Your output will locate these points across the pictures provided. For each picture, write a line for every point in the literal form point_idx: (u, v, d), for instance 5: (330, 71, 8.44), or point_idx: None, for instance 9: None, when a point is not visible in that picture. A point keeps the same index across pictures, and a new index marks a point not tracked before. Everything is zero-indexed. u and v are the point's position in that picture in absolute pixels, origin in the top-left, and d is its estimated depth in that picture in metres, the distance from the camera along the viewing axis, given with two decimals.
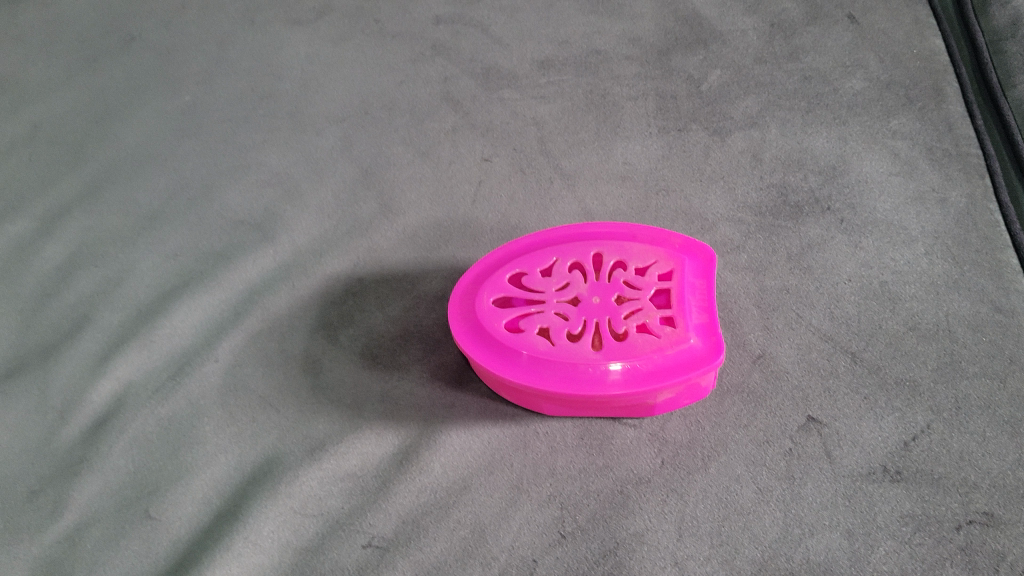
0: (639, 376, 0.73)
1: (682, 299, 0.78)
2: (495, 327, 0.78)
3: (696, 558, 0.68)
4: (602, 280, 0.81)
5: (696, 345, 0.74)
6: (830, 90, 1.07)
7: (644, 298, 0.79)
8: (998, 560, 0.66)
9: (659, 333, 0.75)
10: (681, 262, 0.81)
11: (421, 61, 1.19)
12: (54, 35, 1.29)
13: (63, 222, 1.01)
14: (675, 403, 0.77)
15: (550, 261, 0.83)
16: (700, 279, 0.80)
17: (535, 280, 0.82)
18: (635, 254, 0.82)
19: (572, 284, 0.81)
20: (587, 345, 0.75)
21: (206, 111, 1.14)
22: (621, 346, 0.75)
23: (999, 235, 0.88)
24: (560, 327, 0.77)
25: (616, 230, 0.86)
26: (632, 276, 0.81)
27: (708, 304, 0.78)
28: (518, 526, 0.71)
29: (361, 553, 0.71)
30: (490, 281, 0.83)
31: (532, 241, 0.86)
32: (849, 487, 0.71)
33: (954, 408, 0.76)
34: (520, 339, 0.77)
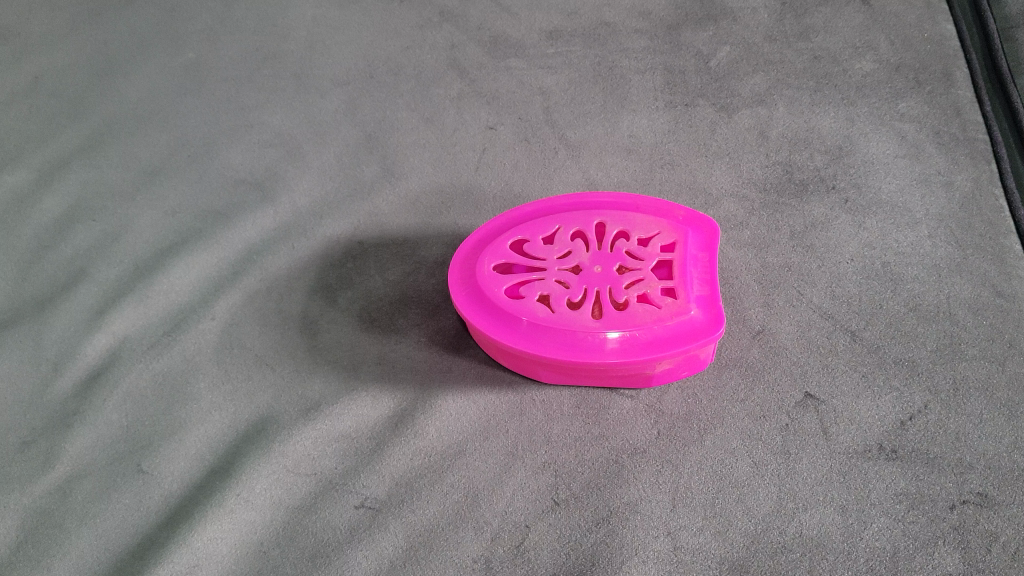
0: (638, 345, 0.72)
1: (684, 270, 0.77)
2: (495, 292, 0.78)
3: (688, 528, 0.68)
4: (605, 249, 0.81)
5: (696, 317, 0.74)
6: (840, 70, 1.07)
7: (646, 269, 0.78)
8: (990, 540, 0.66)
9: (659, 304, 0.75)
10: (684, 234, 0.81)
11: (429, 28, 1.18)
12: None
13: (62, 175, 1.00)
14: (673, 375, 0.77)
15: (552, 229, 0.83)
16: (702, 252, 0.80)
17: (537, 247, 0.81)
18: (638, 225, 0.82)
19: (574, 252, 0.81)
20: (587, 313, 0.75)
21: (210, 69, 1.13)
22: (622, 315, 0.74)
23: (1003, 220, 0.88)
24: (561, 294, 0.77)
25: (620, 201, 0.86)
26: (634, 247, 0.80)
27: (710, 276, 0.77)
28: (512, 492, 0.71)
29: (353, 514, 0.70)
30: (491, 247, 0.82)
31: (535, 210, 0.86)
32: (845, 464, 0.71)
33: (952, 389, 0.75)
34: (520, 306, 0.76)
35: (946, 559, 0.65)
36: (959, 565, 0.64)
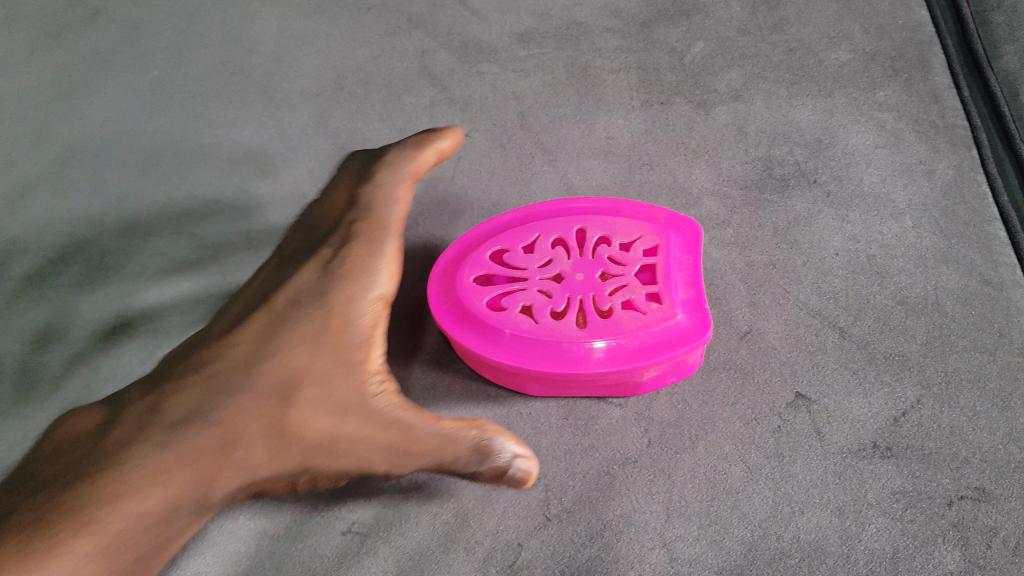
0: (623, 354, 0.71)
1: (667, 274, 0.76)
2: (476, 304, 0.76)
3: (685, 539, 0.67)
4: (586, 256, 0.79)
5: (683, 321, 0.72)
6: (815, 61, 1.05)
7: (629, 275, 0.77)
8: (991, 536, 0.66)
9: (645, 309, 0.74)
10: (667, 237, 0.79)
11: (398, 35, 1.15)
12: (17, 7, 1.20)
13: (27, 201, 0.96)
14: (661, 381, 0.76)
15: (532, 238, 0.81)
16: (686, 254, 0.79)
17: (516, 257, 0.80)
18: (619, 229, 0.81)
19: (555, 260, 0.79)
20: (571, 322, 0.73)
21: (177, 87, 1.10)
22: (607, 322, 0.73)
23: (988, 207, 0.87)
24: (544, 304, 0.75)
25: (599, 205, 0.84)
26: (616, 252, 0.79)
27: (695, 279, 0.76)
28: (503, 510, 0.70)
29: (341, 540, 0.69)
30: (469, 258, 0.80)
31: (512, 217, 0.84)
32: (840, 464, 0.71)
33: (944, 383, 0.75)
34: (503, 318, 0.75)
35: (947, 558, 0.65)
36: (960, 564, 0.64)
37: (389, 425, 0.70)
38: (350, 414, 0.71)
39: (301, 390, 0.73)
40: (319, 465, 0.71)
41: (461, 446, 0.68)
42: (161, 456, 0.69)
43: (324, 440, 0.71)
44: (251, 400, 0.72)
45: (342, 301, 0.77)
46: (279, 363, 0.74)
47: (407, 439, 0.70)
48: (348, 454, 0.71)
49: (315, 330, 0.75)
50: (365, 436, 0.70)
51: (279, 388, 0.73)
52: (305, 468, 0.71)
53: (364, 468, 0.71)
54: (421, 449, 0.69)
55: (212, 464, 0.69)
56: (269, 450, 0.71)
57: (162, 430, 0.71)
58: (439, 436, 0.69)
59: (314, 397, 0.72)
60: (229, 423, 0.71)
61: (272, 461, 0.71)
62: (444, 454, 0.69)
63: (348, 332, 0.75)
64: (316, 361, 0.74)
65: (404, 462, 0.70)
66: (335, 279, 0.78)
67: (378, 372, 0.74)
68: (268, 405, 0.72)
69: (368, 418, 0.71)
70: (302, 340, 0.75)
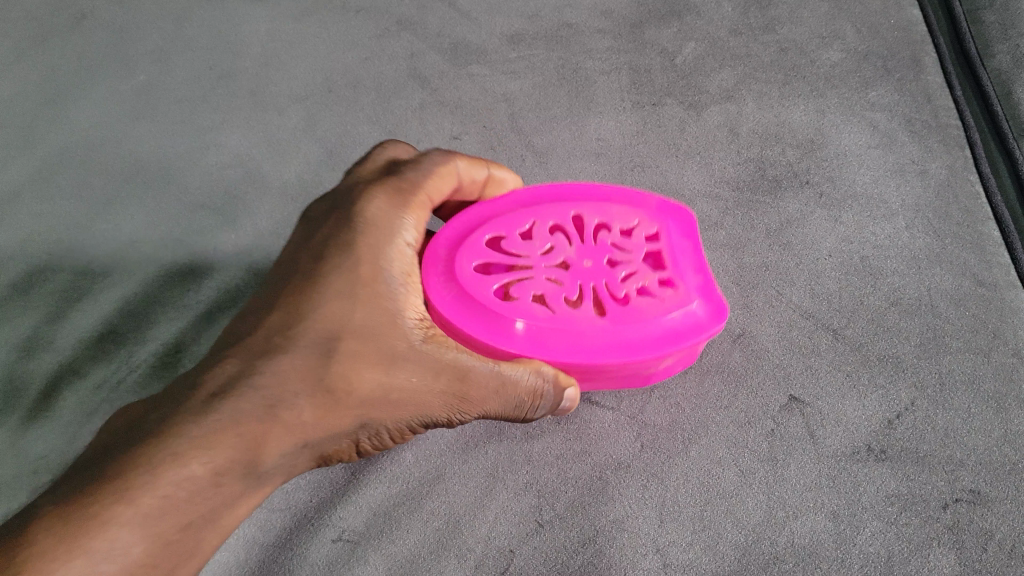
0: (647, 344, 0.67)
1: (676, 260, 0.71)
2: (482, 295, 0.68)
3: (678, 544, 0.68)
4: (586, 243, 0.73)
5: (699, 309, 0.68)
6: (807, 62, 1.02)
7: (636, 261, 0.71)
8: (985, 539, 0.66)
9: (659, 296, 0.69)
10: (667, 224, 0.74)
11: (386, 37, 1.10)
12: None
13: (12, 210, 0.95)
14: (673, 369, 0.72)
15: (526, 222, 0.73)
16: (688, 239, 0.73)
17: (514, 243, 0.72)
18: (616, 215, 0.74)
19: (557, 245, 0.72)
20: (589, 310, 0.68)
21: (165, 92, 1.06)
22: (626, 311, 0.68)
23: (981, 207, 0.87)
24: (550, 298, 0.69)
25: (589, 186, 0.76)
26: (618, 238, 0.73)
27: (705, 263, 0.72)
28: (495, 516, 0.70)
29: (332, 548, 0.70)
30: (461, 246, 0.72)
31: (499, 197, 0.75)
32: (834, 468, 0.70)
33: (938, 384, 0.75)
34: (509, 314, 0.68)
35: (942, 561, 0.65)
36: (954, 566, 0.65)
37: (443, 369, 0.65)
38: (403, 362, 0.65)
39: (345, 339, 0.64)
40: (368, 417, 0.66)
41: (519, 384, 0.66)
42: (236, 429, 0.60)
43: (375, 390, 0.64)
44: (287, 360, 0.63)
45: (375, 246, 0.68)
46: (316, 317, 0.65)
47: (464, 380, 0.66)
48: (404, 404, 0.66)
49: (343, 283, 0.66)
50: (420, 380, 0.65)
51: (323, 339, 0.64)
52: (357, 421, 0.65)
53: (417, 413, 0.67)
54: (484, 392, 0.66)
55: (266, 430, 0.61)
56: (318, 408, 0.63)
57: (214, 424, 0.59)
58: (499, 376, 0.65)
59: (365, 347, 0.65)
60: (281, 382, 0.63)
61: (321, 420, 0.64)
62: (504, 393, 0.66)
63: (385, 282, 0.67)
64: (365, 311, 0.65)
65: (460, 407, 0.67)
66: (369, 228, 0.69)
67: (416, 318, 0.67)
68: (305, 362, 0.64)
69: (424, 363, 0.65)
70: (341, 290, 0.66)
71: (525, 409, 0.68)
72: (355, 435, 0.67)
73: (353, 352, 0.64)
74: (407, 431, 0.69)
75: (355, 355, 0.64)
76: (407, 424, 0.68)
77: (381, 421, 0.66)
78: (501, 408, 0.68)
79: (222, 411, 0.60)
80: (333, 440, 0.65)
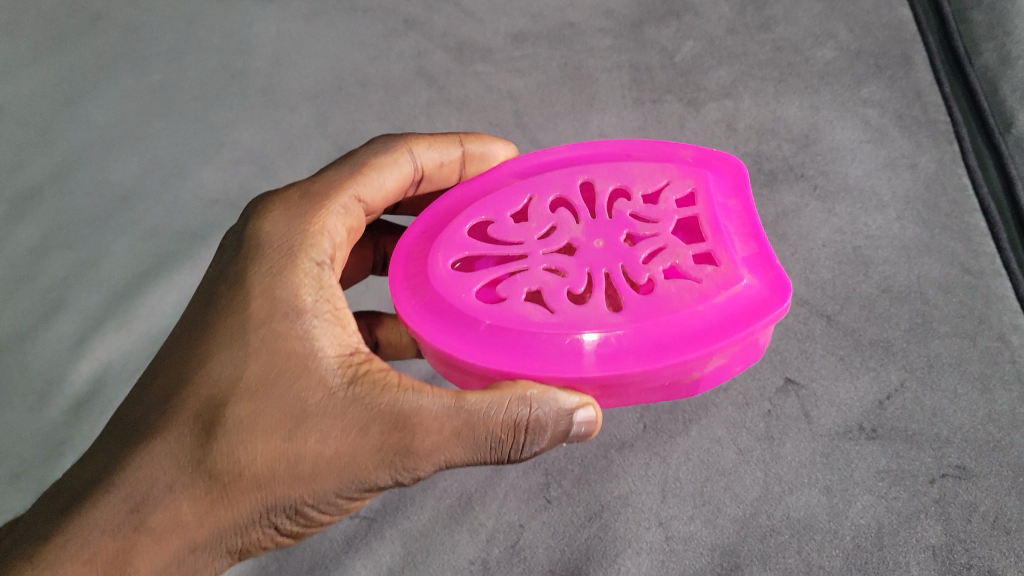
0: (682, 341, 0.57)
1: (717, 226, 0.63)
2: (460, 296, 0.63)
3: (680, 518, 0.72)
4: (602, 218, 0.66)
5: (753, 285, 0.59)
6: (802, 60, 1.05)
7: (666, 235, 0.64)
8: (970, 511, 0.70)
9: (700, 277, 0.60)
10: (704, 178, 0.67)
11: (394, 37, 1.12)
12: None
13: (33, 206, 0.98)
14: (727, 371, 0.60)
15: (523, 201, 0.69)
16: (731, 198, 0.66)
17: (505, 228, 0.67)
18: (637, 177, 0.68)
19: (560, 226, 0.66)
20: (599, 305, 0.60)
21: (179, 91, 1.09)
22: (650, 300, 0.60)
23: (969, 199, 0.90)
24: (555, 288, 0.62)
25: (607, 147, 0.71)
26: (641, 208, 0.66)
27: (753, 228, 0.63)
28: (505, 493, 0.74)
29: (349, 524, 0.73)
30: (439, 237, 0.67)
31: (495, 172, 0.71)
32: (828, 446, 0.74)
33: (926, 366, 0.78)
34: (501, 311, 0.61)
35: (929, 532, 0.69)
36: (941, 537, 0.69)
37: (372, 420, 0.57)
38: (310, 423, 0.57)
39: (231, 409, 0.57)
40: (269, 498, 0.57)
41: (491, 420, 0.57)
42: (100, 552, 0.54)
43: (269, 466, 0.56)
44: (162, 453, 0.57)
45: (274, 284, 0.61)
46: (207, 382, 0.58)
47: (404, 428, 0.57)
48: (326, 472, 0.57)
49: (237, 333, 0.59)
50: (341, 438, 0.57)
51: (206, 411, 0.58)
52: (255, 506, 0.58)
53: (351, 478, 0.58)
54: (435, 436, 0.57)
55: (134, 547, 0.55)
56: (197, 503, 0.56)
57: (78, 552, 0.54)
58: (462, 413, 0.57)
59: (257, 412, 0.57)
60: (152, 484, 0.56)
61: (203, 518, 0.57)
62: (463, 438, 0.58)
63: (291, 320, 0.60)
64: (258, 364, 0.58)
65: (406, 462, 0.58)
66: (271, 260, 0.63)
67: (337, 359, 0.59)
68: (185, 451, 0.57)
69: (341, 416, 0.57)
70: (229, 346, 0.59)
71: (505, 447, 0.59)
72: (260, 524, 0.59)
73: (240, 424, 0.57)
74: (350, 500, 0.60)
75: (242, 427, 0.57)
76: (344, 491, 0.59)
77: (298, 495, 0.58)
78: (473, 457, 0.59)
79: (81, 531, 0.55)
80: (231, 535, 0.58)
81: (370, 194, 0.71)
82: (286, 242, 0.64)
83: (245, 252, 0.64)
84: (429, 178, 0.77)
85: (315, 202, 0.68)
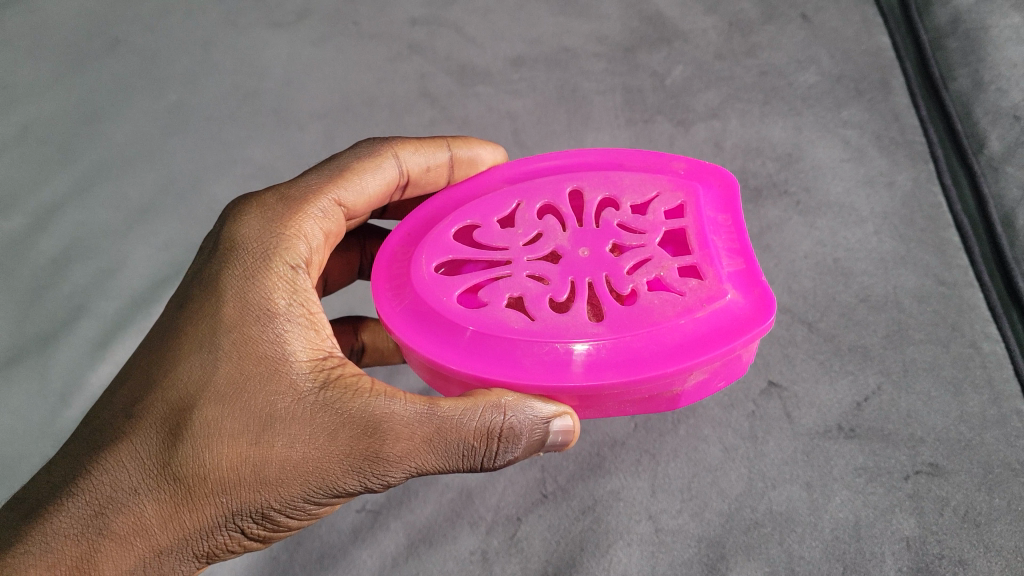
0: (663, 353, 0.62)
1: (704, 239, 0.68)
2: (441, 299, 0.67)
3: (668, 511, 0.76)
4: (590, 227, 0.71)
5: (736, 302, 0.64)
6: (785, 83, 1.10)
7: (652, 247, 0.69)
8: (942, 505, 0.74)
9: (684, 292, 0.65)
10: (695, 193, 0.71)
11: (398, 60, 1.17)
12: (34, 25, 1.20)
13: (56, 219, 1.03)
14: (708, 387, 0.65)
15: (514, 206, 0.74)
16: (722, 214, 0.71)
17: (494, 234, 0.72)
18: (628, 189, 0.73)
19: (547, 234, 0.71)
20: (583, 314, 0.65)
21: (194, 110, 1.13)
22: (632, 311, 0.64)
23: (943, 215, 0.95)
24: (539, 295, 0.67)
25: (601, 158, 0.76)
26: (629, 220, 0.71)
27: (740, 246, 0.68)
28: (503, 487, 0.80)
29: (355, 517, 0.79)
30: (430, 241, 0.72)
31: (488, 177, 0.76)
32: (808, 444, 0.79)
33: (902, 371, 0.83)
34: (482, 315, 0.66)
35: (904, 524, 0.74)
36: (915, 529, 0.73)
37: (341, 425, 0.61)
38: (277, 428, 0.61)
39: (199, 413, 0.61)
40: (233, 502, 0.61)
41: (463, 427, 0.61)
42: (64, 558, 0.58)
43: (235, 469, 0.60)
44: (130, 456, 0.61)
45: (248, 289, 0.65)
46: (176, 387, 0.62)
47: (373, 433, 0.61)
48: (292, 476, 0.61)
49: (208, 338, 0.63)
50: (308, 442, 0.60)
51: (174, 415, 0.61)
52: (220, 510, 0.61)
53: (318, 482, 0.61)
54: (405, 442, 0.61)
55: (98, 550, 0.59)
56: (162, 506, 0.60)
57: (43, 556, 0.58)
58: (434, 420, 0.61)
59: (225, 417, 0.61)
60: (117, 486, 0.60)
61: (167, 521, 0.60)
62: (435, 446, 0.62)
63: (263, 326, 0.64)
64: (228, 369, 0.62)
65: (374, 468, 0.61)
66: (245, 263, 0.66)
67: (308, 365, 0.63)
68: (153, 454, 0.61)
69: (309, 421, 0.61)
70: (200, 351, 0.63)
71: (477, 454, 0.63)
72: (225, 528, 0.62)
73: (207, 428, 0.60)
74: (316, 504, 0.64)
75: (209, 430, 0.60)
76: (311, 495, 0.62)
77: (263, 500, 0.61)
78: (444, 463, 0.63)
79: (47, 534, 0.58)
80: (197, 539, 0.62)
81: (352, 198, 0.76)
82: (262, 245, 0.68)
83: (221, 253, 0.68)
84: (416, 182, 0.82)
85: (297, 204, 0.71)
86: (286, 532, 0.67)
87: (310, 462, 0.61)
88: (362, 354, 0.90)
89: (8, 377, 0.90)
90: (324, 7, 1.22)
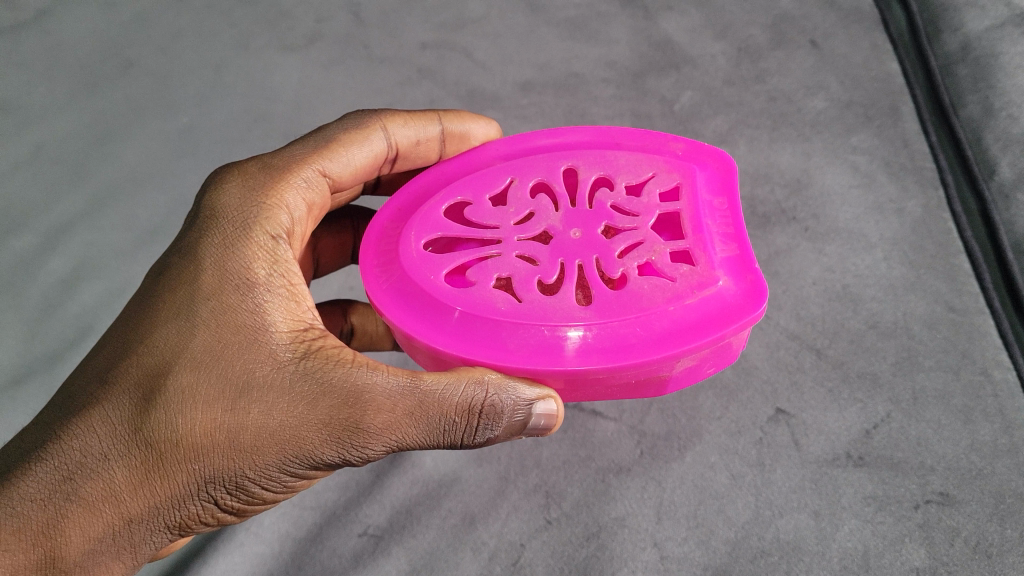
0: (651, 340, 0.61)
1: (698, 224, 0.68)
2: (427, 278, 0.68)
3: (673, 539, 0.76)
4: (581, 208, 0.71)
5: (727, 289, 0.64)
6: (794, 109, 1.10)
7: (644, 230, 0.69)
8: (953, 535, 0.73)
9: (675, 277, 0.65)
10: (691, 176, 0.72)
11: (408, 85, 1.18)
12: (51, 49, 1.22)
13: (65, 239, 1.04)
14: (698, 373, 0.65)
15: (507, 183, 0.74)
16: (718, 197, 0.71)
17: (486, 212, 0.72)
18: (623, 171, 0.73)
19: (539, 213, 0.71)
20: (571, 297, 0.65)
21: (205, 134, 1.14)
22: (621, 296, 0.64)
23: (953, 241, 0.94)
24: (527, 276, 0.67)
25: (597, 138, 0.77)
26: (622, 201, 0.71)
27: (734, 231, 0.68)
28: (507, 514, 0.79)
29: (358, 541, 0.79)
30: (419, 218, 0.72)
31: (482, 154, 0.77)
32: (816, 472, 0.78)
33: (911, 399, 0.82)
34: (466, 295, 0.66)
35: (914, 555, 0.72)
36: (925, 560, 0.72)
37: (320, 394, 0.61)
38: (253, 395, 0.61)
39: (174, 379, 0.61)
40: (207, 469, 0.61)
41: (446, 402, 0.61)
42: (31, 522, 0.58)
43: (208, 435, 0.60)
44: (102, 422, 0.61)
45: (228, 258, 0.66)
46: (151, 354, 0.62)
47: (352, 403, 0.61)
48: (268, 444, 0.61)
49: (186, 306, 0.64)
50: (285, 411, 0.61)
51: (148, 382, 0.62)
52: (192, 477, 0.61)
53: (294, 451, 0.61)
54: (386, 415, 0.61)
55: (65, 515, 0.58)
56: (132, 472, 0.60)
57: (7, 520, 0.58)
58: (416, 395, 0.61)
59: (200, 384, 0.61)
60: (88, 453, 0.60)
61: (137, 487, 0.60)
62: (418, 420, 0.62)
63: (243, 295, 0.64)
64: (205, 337, 0.62)
65: (354, 439, 0.62)
66: (226, 233, 0.68)
67: (287, 335, 0.64)
68: (125, 421, 0.61)
69: (286, 389, 0.61)
70: (177, 319, 0.63)
71: (458, 430, 0.62)
72: (197, 496, 0.63)
73: (181, 394, 0.61)
74: (292, 474, 0.64)
75: (183, 396, 0.61)
76: (287, 465, 0.63)
77: (237, 467, 0.62)
78: (425, 437, 0.63)
79: (13, 499, 0.58)
80: (168, 507, 0.62)
81: (338, 169, 0.77)
82: (242, 214, 0.69)
83: (202, 222, 0.69)
84: (405, 155, 0.84)
85: (280, 174, 0.73)
86: (260, 504, 0.67)
87: (284, 430, 0.61)
88: (351, 337, 0.91)
89: (13, 397, 0.91)
90: (335, 32, 1.24)
